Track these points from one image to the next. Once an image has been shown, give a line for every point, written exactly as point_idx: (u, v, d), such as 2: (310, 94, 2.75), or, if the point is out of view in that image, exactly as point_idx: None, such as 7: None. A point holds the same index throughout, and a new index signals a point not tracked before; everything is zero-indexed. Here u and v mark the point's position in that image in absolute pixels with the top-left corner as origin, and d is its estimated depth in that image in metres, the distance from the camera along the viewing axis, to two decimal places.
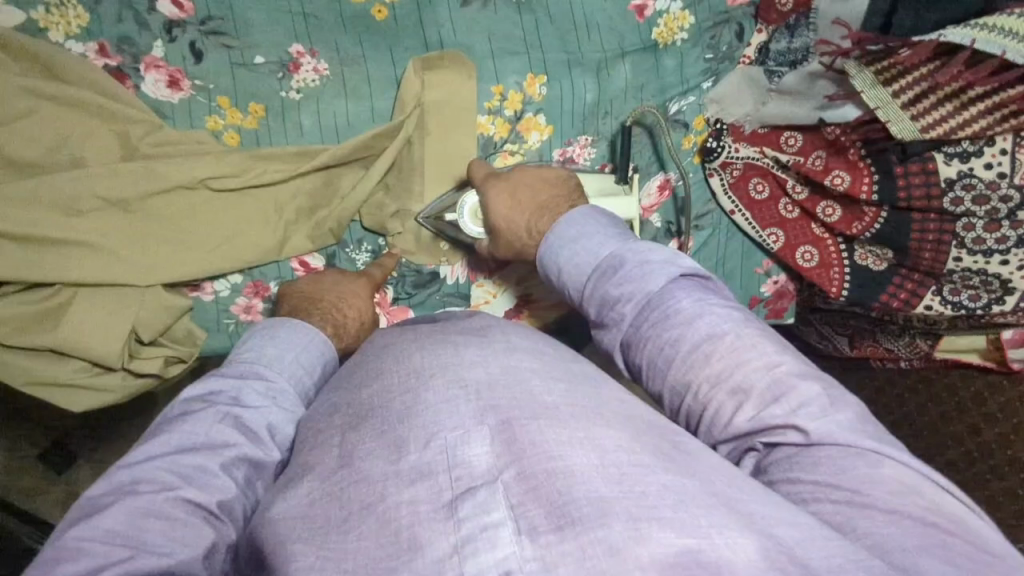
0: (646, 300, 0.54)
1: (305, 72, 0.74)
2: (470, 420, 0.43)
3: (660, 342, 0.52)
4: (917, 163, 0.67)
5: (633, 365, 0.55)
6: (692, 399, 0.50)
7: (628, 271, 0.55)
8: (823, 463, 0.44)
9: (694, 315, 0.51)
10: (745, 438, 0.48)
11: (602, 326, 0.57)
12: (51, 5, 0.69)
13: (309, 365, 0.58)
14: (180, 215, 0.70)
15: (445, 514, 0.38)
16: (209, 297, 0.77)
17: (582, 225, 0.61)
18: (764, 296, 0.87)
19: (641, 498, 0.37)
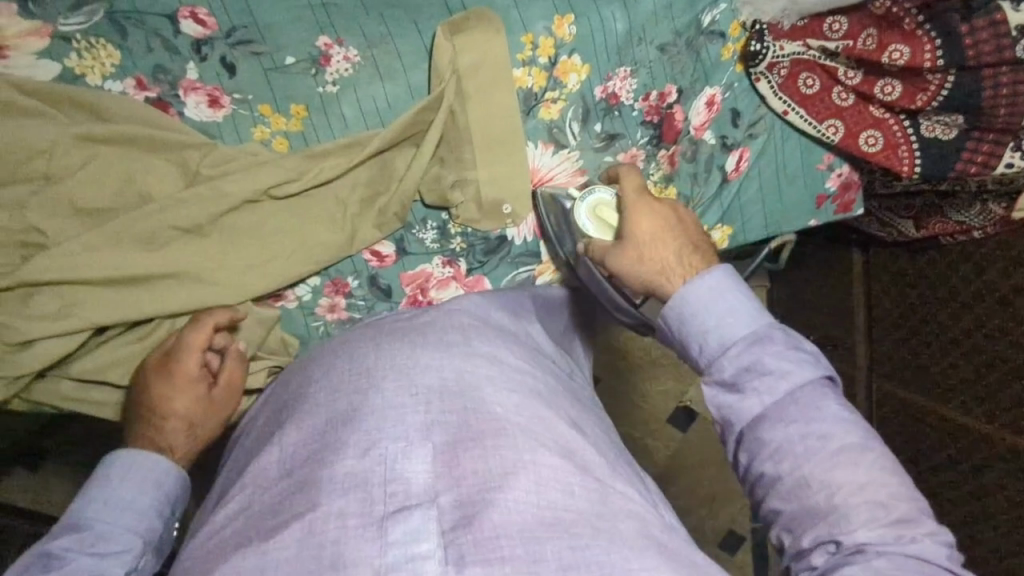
0: (790, 388, 0.59)
1: (337, 62, 0.73)
2: (415, 434, 0.56)
3: (795, 431, 0.58)
4: (983, 17, 0.68)
5: (753, 441, 0.60)
6: (821, 495, 0.56)
7: (780, 349, 0.61)
8: (901, 563, 0.51)
9: (835, 418, 0.58)
10: (846, 534, 0.54)
11: (733, 387, 0.62)
12: (82, 50, 0.69)
13: (145, 488, 0.65)
14: (252, 230, 0.72)
15: (376, 532, 0.49)
16: (293, 303, 0.78)
17: (739, 290, 0.64)
18: (830, 191, 0.86)
19: (556, 541, 0.49)
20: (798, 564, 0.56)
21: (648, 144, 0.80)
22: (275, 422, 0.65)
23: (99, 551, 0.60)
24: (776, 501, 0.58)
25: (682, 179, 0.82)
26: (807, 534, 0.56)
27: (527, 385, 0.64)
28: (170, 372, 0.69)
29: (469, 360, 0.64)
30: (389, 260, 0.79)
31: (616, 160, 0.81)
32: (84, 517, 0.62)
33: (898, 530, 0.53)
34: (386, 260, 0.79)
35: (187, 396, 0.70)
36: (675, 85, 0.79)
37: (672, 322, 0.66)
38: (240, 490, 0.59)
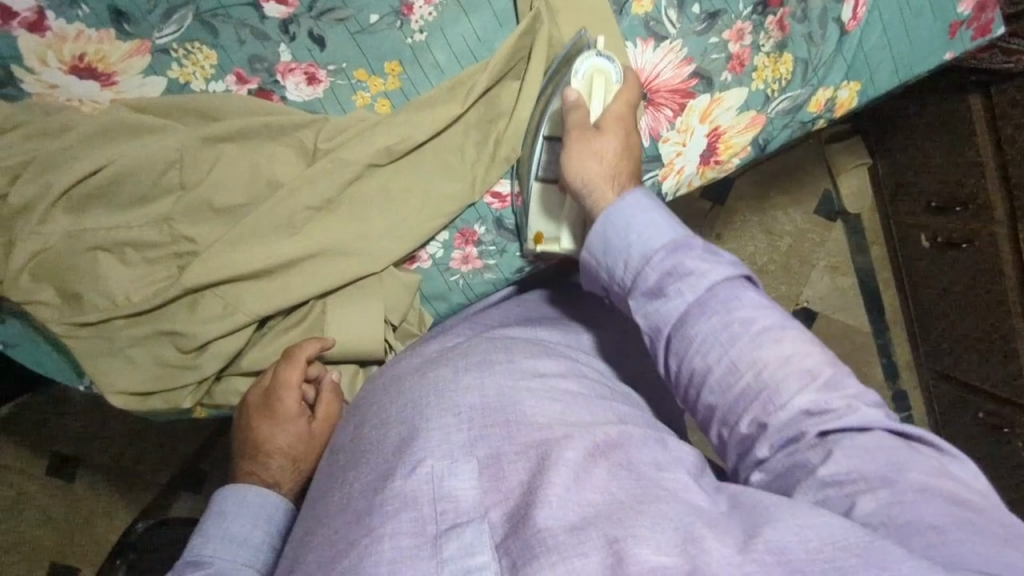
0: (708, 286, 0.57)
1: (420, 9, 0.72)
2: (460, 452, 0.56)
3: (735, 323, 0.55)
4: None
5: (681, 343, 0.57)
6: (751, 376, 0.54)
7: (698, 253, 0.58)
8: (864, 453, 0.50)
9: (758, 307, 0.56)
10: (795, 424, 0.52)
11: (658, 296, 0.59)
12: (181, 58, 0.71)
13: (254, 524, 0.68)
14: (378, 195, 0.72)
15: (432, 550, 0.50)
16: (428, 263, 0.78)
17: (639, 209, 0.61)
18: (964, 17, 0.78)
19: (601, 523, 0.48)
20: (750, 468, 0.55)
21: (753, 13, 0.75)
22: (327, 466, 0.65)
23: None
24: (709, 396, 0.56)
25: (796, 44, 0.76)
26: (762, 438, 0.53)
27: (567, 391, 0.63)
28: (271, 407, 0.72)
29: (512, 375, 0.64)
30: (510, 199, 0.77)
31: (721, 40, 0.75)
32: (205, 554, 0.65)
33: (827, 391, 0.53)
34: (507, 200, 0.77)
35: (287, 431, 0.72)
36: None
37: (596, 250, 0.63)
38: (298, 530, 0.60)
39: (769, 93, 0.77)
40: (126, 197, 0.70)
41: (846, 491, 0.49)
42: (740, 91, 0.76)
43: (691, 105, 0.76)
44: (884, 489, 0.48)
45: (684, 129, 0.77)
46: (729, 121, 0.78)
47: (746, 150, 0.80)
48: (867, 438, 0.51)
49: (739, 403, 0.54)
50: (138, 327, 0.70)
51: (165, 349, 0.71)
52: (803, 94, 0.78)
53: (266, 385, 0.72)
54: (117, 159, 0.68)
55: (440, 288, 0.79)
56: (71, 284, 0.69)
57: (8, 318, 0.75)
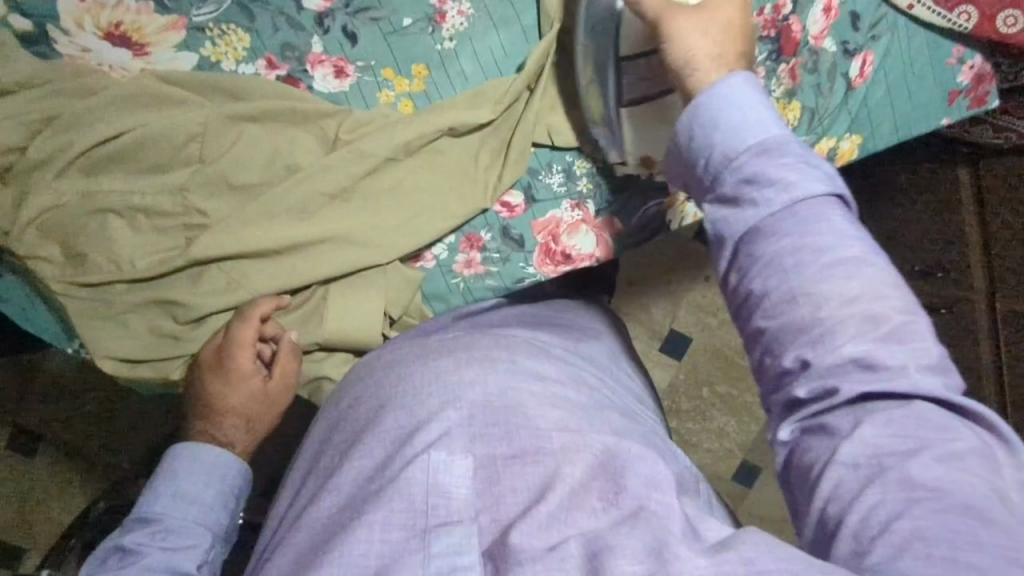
0: (793, 199, 0.52)
1: (452, 18, 0.75)
2: (461, 450, 0.57)
3: (808, 245, 0.51)
4: None
5: (749, 259, 0.53)
6: (806, 309, 0.50)
7: (790, 161, 0.53)
8: (905, 438, 0.47)
9: (846, 233, 0.52)
10: (838, 374, 0.49)
11: (731, 202, 0.55)
12: (216, 38, 0.73)
13: (205, 484, 0.71)
14: (390, 190, 0.73)
15: (420, 544, 0.52)
16: (432, 263, 0.79)
17: (728, 105, 0.56)
18: (962, 87, 0.82)
19: (588, 537, 0.50)
20: (778, 422, 0.53)
21: (769, 59, 0.78)
22: (323, 455, 0.66)
23: (171, 546, 0.67)
24: (761, 319, 0.52)
25: (805, 93, 0.80)
26: (805, 378, 0.50)
27: (570, 398, 0.64)
28: (222, 366, 0.71)
29: (515, 374, 0.64)
30: (519, 210, 0.79)
31: None
32: (154, 512, 0.69)
33: (899, 372, 0.48)
34: (516, 210, 0.79)
35: (239, 392, 0.73)
36: None
37: (683, 138, 0.58)
38: (302, 505, 0.63)
39: None
40: (144, 165, 0.70)
41: (861, 475, 0.46)
42: None
43: None
44: (925, 495, 0.44)
45: None
46: None
47: None
48: (945, 454, 0.46)
49: (794, 331, 0.51)
50: (137, 294, 0.70)
51: (161, 320, 0.71)
52: (808, 141, 0.81)
53: (222, 342, 0.71)
54: (141, 127, 0.69)
55: (441, 289, 0.80)
56: (76, 244, 0.69)
57: (9, 274, 0.75)
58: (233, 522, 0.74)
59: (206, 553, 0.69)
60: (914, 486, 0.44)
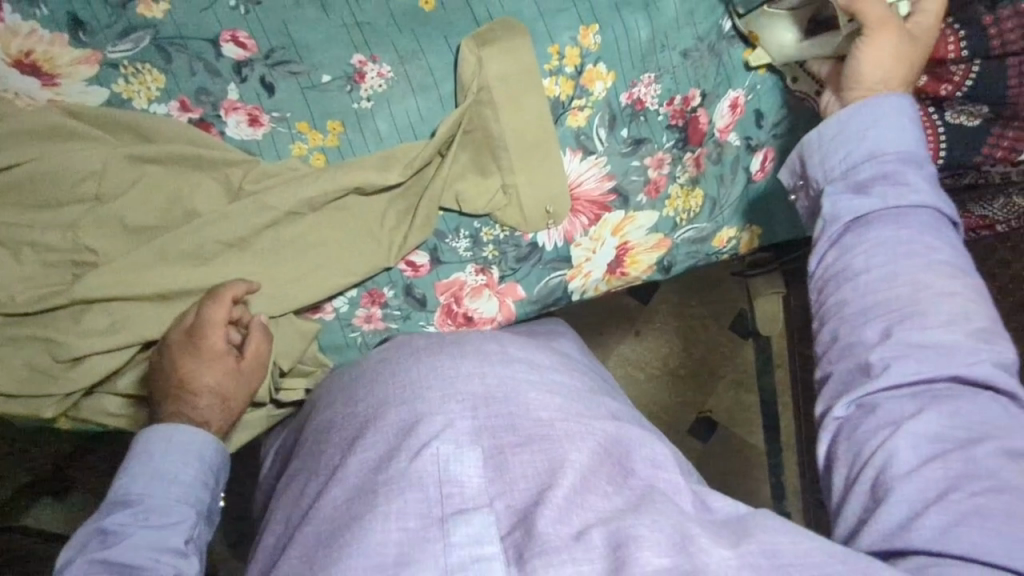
0: (914, 202, 0.62)
1: (371, 79, 0.76)
2: (467, 440, 0.60)
3: (920, 242, 0.61)
4: (1008, 8, 0.69)
5: (853, 238, 0.63)
6: (904, 290, 0.59)
7: (917, 171, 0.63)
8: (954, 419, 0.55)
9: (937, 239, 0.61)
10: (900, 355, 0.57)
11: (861, 190, 0.63)
12: (129, 76, 0.73)
13: (188, 462, 0.66)
14: (292, 242, 0.74)
15: (440, 532, 0.55)
16: (331, 315, 0.79)
17: (893, 113, 0.64)
18: None
19: (607, 527, 0.54)
20: (835, 399, 0.60)
21: (674, 147, 0.82)
22: (321, 439, 0.67)
23: (155, 524, 0.62)
24: (847, 292, 0.61)
25: (707, 182, 0.84)
26: (882, 347, 0.58)
27: (563, 387, 0.67)
28: (193, 347, 0.68)
29: (510, 366, 0.67)
30: (423, 270, 0.81)
31: (642, 165, 0.82)
32: (133, 493, 0.63)
33: (972, 361, 0.57)
34: (421, 270, 0.80)
35: (215, 369, 0.69)
36: (698, 89, 0.81)
37: (816, 140, 0.67)
38: (305, 493, 0.63)
39: (679, 219, 0.84)
40: (43, 199, 0.70)
41: (924, 452, 0.54)
42: (652, 214, 0.83)
43: (606, 217, 0.82)
44: (982, 482, 0.51)
45: (596, 238, 0.83)
46: (639, 238, 0.84)
47: (651, 268, 0.87)
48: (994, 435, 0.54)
49: (861, 310, 0.60)
50: (17, 327, 0.69)
51: (40, 356, 0.70)
52: (708, 227, 0.86)
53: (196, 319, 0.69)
54: (45, 159, 0.70)
55: (338, 339, 0.81)
56: None
57: None
58: (214, 506, 0.68)
59: (194, 531, 0.64)
60: (983, 470, 0.52)
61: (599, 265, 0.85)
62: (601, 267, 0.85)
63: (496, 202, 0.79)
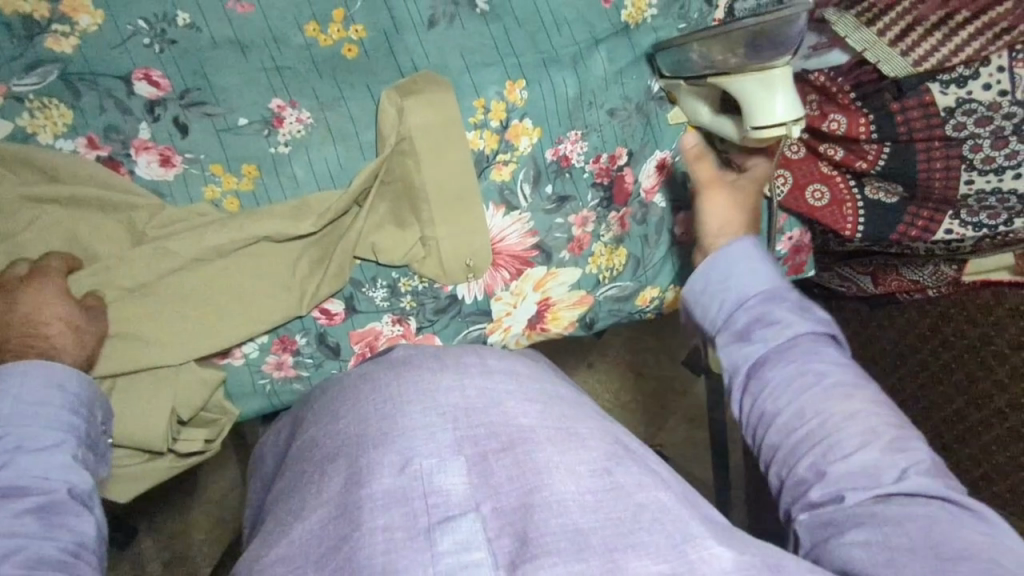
0: (792, 337, 0.59)
1: (290, 124, 0.75)
2: (448, 450, 0.55)
3: (811, 373, 0.57)
4: (913, 98, 0.68)
5: (755, 383, 0.59)
6: (816, 424, 0.55)
7: (790, 304, 0.60)
8: (907, 505, 0.49)
9: (835, 362, 0.57)
10: (840, 480, 0.52)
11: (743, 337, 0.60)
12: (34, 109, 0.70)
13: (48, 392, 0.60)
14: (196, 288, 0.72)
15: (426, 542, 0.49)
16: (240, 360, 0.77)
17: (730, 263, 0.63)
18: (782, 254, 0.87)
19: (603, 533, 0.49)
20: (795, 500, 0.54)
21: (599, 205, 0.81)
22: (304, 455, 0.62)
23: (33, 449, 0.57)
24: (772, 437, 0.56)
25: (632, 241, 0.83)
26: (819, 484, 0.52)
27: (547, 395, 0.63)
28: (31, 291, 0.65)
29: (491, 378, 0.62)
30: (338, 318, 0.79)
31: (566, 222, 0.81)
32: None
33: (899, 473, 0.51)
34: (335, 318, 0.79)
35: (63, 308, 0.65)
36: (625, 147, 0.81)
37: (697, 288, 0.64)
38: (283, 510, 0.58)
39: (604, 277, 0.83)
40: None
41: (894, 516, 0.48)
42: (575, 271, 0.82)
43: (527, 273, 0.81)
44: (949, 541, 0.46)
45: (517, 293, 0.82)
46: (560, 295, 0.83)
47: (573, 324, 0.86)
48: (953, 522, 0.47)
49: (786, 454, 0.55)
50: None
51: None
52: (632, 286, 0.85)
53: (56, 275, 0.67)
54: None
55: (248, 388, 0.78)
56: None
57: None
58: (96, 431, 0.64)
59: (78, 450, 0.60)
60: (888, 521, 0.48)
61: (519, 318, 0.84)
62: (520, 321, 0.84)
63: (414, 253, 0.77)
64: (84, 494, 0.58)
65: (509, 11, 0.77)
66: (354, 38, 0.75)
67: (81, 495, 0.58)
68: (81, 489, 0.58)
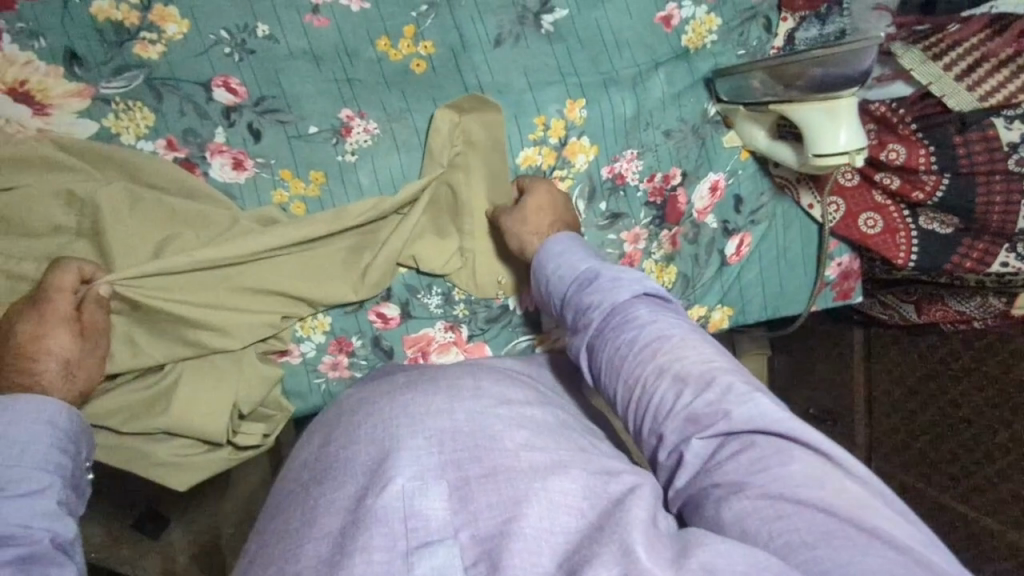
0: (610, 308, 0.63)
1: (357, 134, 0.78)
2: (431, 474, 0.57)
3: (638, 340, 0.60)
4: (977, 132, 0.70)
5: (602, 344, 0.62)
6: (641, 393, 0.58)
7: (603, 281, 0.65)
8: (751, 457, 0.50)
9: (650, 321, 0.61)
10: (689, 443, 0.54)
11: (580, 318, 0.66)
12: (119, 111, 0.74)
13: (35, 428, 0.58)
14: (239, 287, 0.73)
15: (403, 566, 0.50)
16: (298, 359, 0.80)
17: (561, 251, 0.71)
18: (830, 279, 0.88)
19: (571, 563, 0.50)
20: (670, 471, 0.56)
21: (651, 223, 0.83)
22: (298, 475, 0.64)
23: (16, 494, 0.54)
24: (652, 427, 0.57)
25: (682, 260, 0.85)
26: (664, 448, 0.56)
27: (534, 421, 0.64)
28: (34, 314, 0.63)
29: (479, 403, 0.64)
30: (394, 322, 0.81)
31: (618, 239, 0.82)
32: None
33: (763, 426, 0.52)
34: (391, 321, 0.81)
35: (61, 333, 0.64)
36: (679, 168, 0.82)
37: (542, 282, 0.71)
38: (271, 524, 0.60)
39: None
40: (20, 228, 0.71)
41: (747, 478, 0.49)
42: None
43: None
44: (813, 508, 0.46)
45: None
46: None
47: None
48: (795, 471, 0.49)
49: (656, 437, 0.56)
50: None
51: None
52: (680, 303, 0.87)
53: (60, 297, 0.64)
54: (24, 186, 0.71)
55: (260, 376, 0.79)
56: None
57: None
58: (80, 469, 0.61)
59: (64, 493, 0.58)
60: (769, 477, 0.49)
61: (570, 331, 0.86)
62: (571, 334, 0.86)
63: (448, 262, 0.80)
64: (68, 544, 0.56)
65: (573, 32, 0.79)
66: (423, 54, 0.78)
67: (64, 546, 0.55)
68: (65, 538, 0.55)
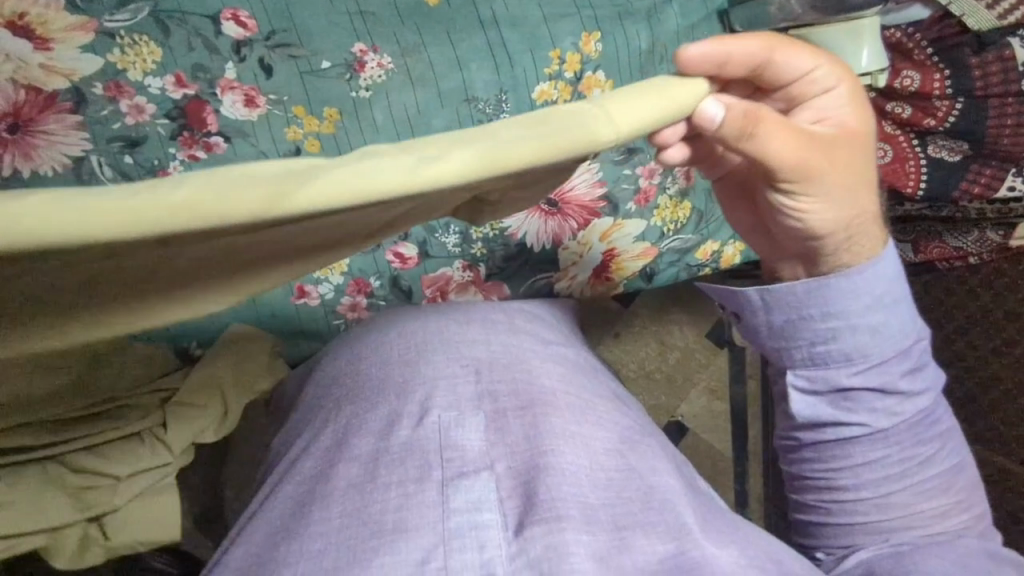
0: (902, 414, 0.59)
1: (371, 68, 0.76)
2: (466, 407, 0.56)
3: (910, 457, 0.59)
4: (994, 52, 0.75)
5: (839, 451, 0.60)
6: (896, 513, 0.60)
7: (905, 367, 0.59)
8: None
9: (935, 439, 0.61)
10: None
11: (845, 401, 0.59)
12: (124, 46, 0.71)
13: None
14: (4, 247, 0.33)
15: (438, 498, 0.49)
16: (316, 302, 0.80)
17: (873, 297, 0.57)
18: None
19: (613, 510, 0.50)
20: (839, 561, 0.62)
21: None
22: (319, 396, 0.62)
23: None
24: (838, 505, 0.62)
25: (696, 196, 0.86)
26: None
27: (569, 359, 0.63)
28: None
29: (516, 336, 0.63)
30: (412, 263, 0.81)
31: (634, 174, 0.82)
32: None
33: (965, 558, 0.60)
34: (409, 262, 0.81)
35: None
36: None
37: (802, 322, 0.58)
38: (298, 441, 0.59)
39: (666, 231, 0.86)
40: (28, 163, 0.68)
41: None
42: (640, 223, 0.85)
43: (594, 223, 0.84)
44: None
45: (583, 243, 0.85)
46: (625, 246, 0.86)
47: (634, 277, 0.89)
48: None
49: (848, 526, 0.61)
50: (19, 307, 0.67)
51: None
52: (693, 239, 0.88)
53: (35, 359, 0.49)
54: (49, 125, 0.70)
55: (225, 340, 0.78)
56: None
57: None
58: None
59: None
60: None
61: (584, 268, 0.86)
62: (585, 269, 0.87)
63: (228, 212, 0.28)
64: None
65: None
66: None
67: None
68: None
